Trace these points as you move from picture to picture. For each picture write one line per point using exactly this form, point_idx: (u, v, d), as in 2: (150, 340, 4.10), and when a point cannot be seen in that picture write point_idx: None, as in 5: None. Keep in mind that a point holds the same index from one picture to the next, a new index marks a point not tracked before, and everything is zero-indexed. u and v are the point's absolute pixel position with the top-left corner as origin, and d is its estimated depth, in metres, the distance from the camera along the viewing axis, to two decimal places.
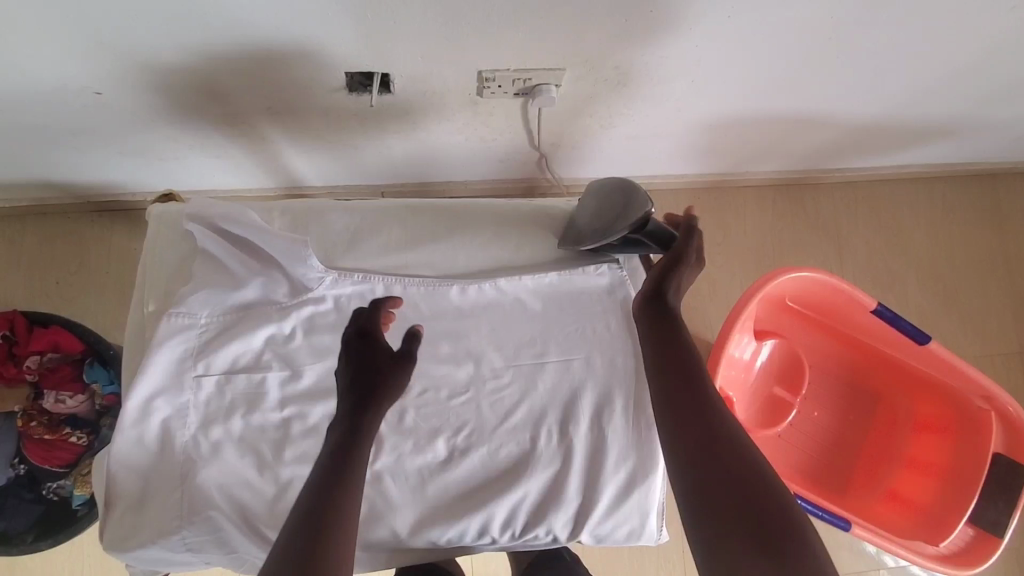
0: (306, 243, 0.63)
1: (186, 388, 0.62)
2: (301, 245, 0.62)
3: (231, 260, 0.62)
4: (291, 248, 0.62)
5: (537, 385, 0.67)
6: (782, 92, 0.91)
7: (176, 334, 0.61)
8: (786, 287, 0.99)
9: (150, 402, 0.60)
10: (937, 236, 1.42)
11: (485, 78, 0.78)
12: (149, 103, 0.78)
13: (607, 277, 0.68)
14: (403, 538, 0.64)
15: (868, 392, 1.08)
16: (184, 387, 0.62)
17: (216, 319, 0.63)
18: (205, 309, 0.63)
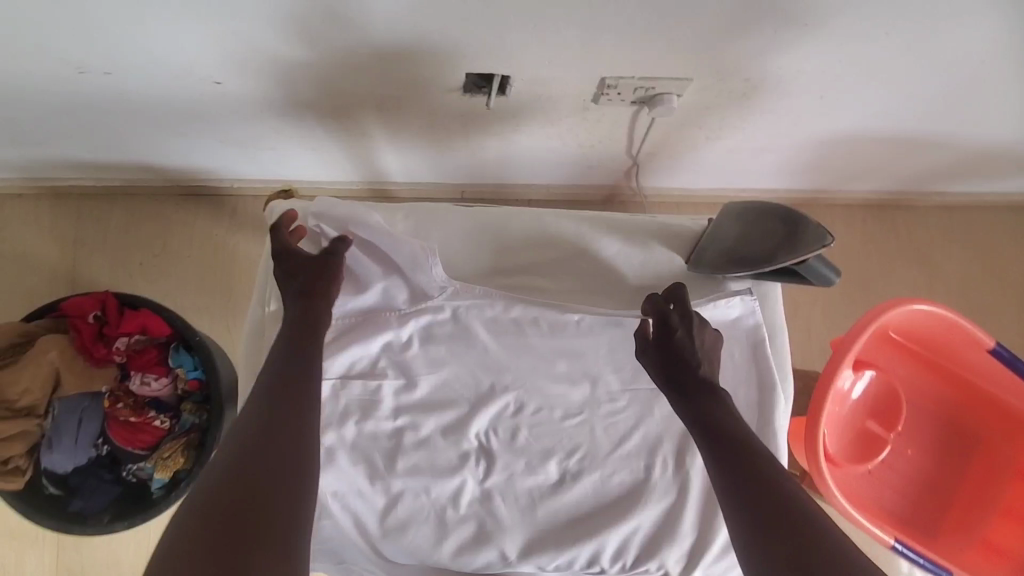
0: (432, 251, 0.61)
1: None
2: (428, 252, 0.60)
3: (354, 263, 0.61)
4: (418, 255, 0.61)
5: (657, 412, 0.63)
6: (908, 114, 0.86)
7: None
8: (894, 319, 0.91)
9: None
10: None
11: (606, 85, 0.75)
12: (262, 92, 0.78)
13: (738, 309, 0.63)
14: (511, 561, 0.62)
15: (965, 431, 1.01)
16: None
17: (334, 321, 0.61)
18: None
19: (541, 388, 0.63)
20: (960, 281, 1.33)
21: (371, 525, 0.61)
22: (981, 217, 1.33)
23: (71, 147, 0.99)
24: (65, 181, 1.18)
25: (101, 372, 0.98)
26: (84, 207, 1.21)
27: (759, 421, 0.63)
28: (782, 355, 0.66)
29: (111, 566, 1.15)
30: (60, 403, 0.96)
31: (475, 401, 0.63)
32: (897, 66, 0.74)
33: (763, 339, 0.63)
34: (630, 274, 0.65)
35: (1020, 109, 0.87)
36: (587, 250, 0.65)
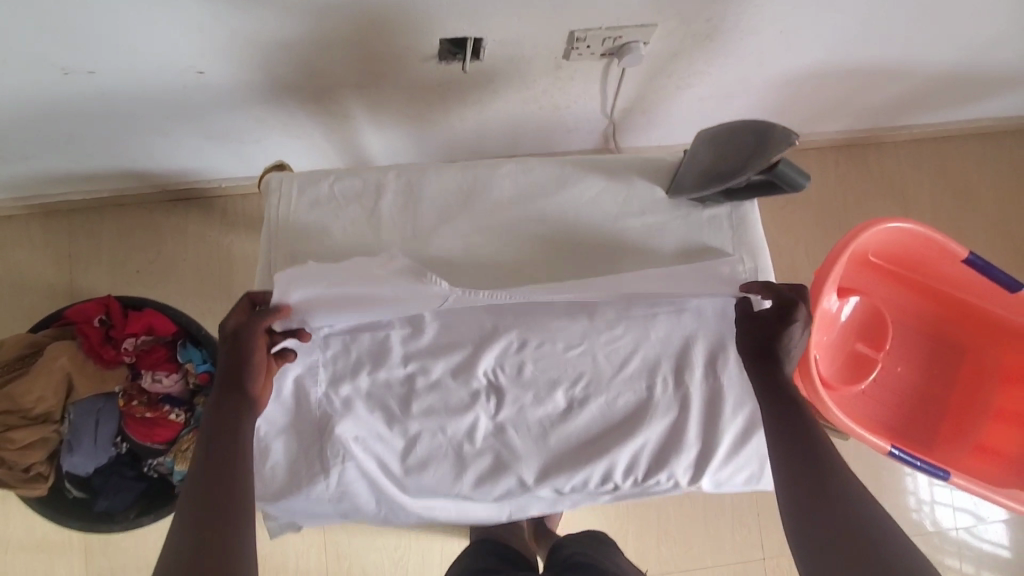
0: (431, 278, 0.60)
1: (316, 347, 0.64)
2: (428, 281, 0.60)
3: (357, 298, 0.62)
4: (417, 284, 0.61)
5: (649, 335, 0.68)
6: (864, 43, 0.90)
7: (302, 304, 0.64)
8: (872, 242, 0.96)
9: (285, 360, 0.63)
10: (1004, 191, 1.39)
11: (575, 38, 0.79)
12: (245, 79, 0.81)
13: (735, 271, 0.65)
14: (529, 485, 0.66)
15: (952, 346, 1.06)
16: (315, 346, 0.64)
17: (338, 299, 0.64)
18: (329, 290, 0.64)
19: (541, 324, 0.67)
20: (934, 210, 1.38)
21: (394, 465, 0.64)
22: (947, 147, 1.38)
23: (59, 158, 1.01)
24: (54, 197, 1.19)
25: (113, 372, 1.00)
26: (75, 222, 1.22)
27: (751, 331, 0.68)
28: (767, 272, 0.69)
29: (140, 568, 1.17)
30: (77, 406, 0.98)
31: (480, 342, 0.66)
32: None
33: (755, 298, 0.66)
34: (615, 209, 0.69)
35: (969, 29, 0.91)
36: (572, 190, 0.69)
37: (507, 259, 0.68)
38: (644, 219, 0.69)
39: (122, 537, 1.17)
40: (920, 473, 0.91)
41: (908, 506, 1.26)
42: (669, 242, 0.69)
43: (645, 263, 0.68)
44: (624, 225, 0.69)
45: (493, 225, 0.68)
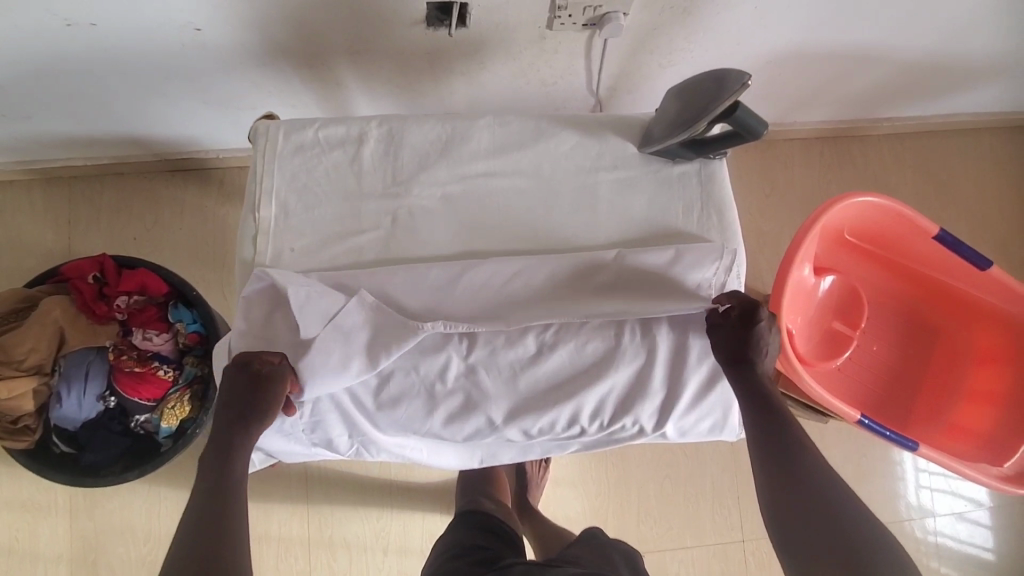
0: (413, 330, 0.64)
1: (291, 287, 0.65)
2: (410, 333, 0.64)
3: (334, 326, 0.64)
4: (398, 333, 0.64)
5: (630, 282, 0.69)
6: (838, 24, 0.94)
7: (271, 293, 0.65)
8: (846, 218, 0.98)
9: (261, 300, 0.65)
10: (987, 186, 1.41)
11: (557, 7, 0.82)
12: (241, 39, 0.84)
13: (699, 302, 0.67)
14: (498, 425, 0.67)
15: (929, 326, 1.07)
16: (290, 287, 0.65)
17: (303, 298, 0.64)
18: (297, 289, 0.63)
19: (509, 268, 0.68)
20: (917, 202, 1.40)
21: (366, 401, 0.66)
22: (931, 140, 1.41)
23: (62, 118, 1.04)
24: (56, 163, 1.23)
25: (103, 328, 1.01)
26: (76, 189, 1.25)
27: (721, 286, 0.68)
28: (732, 227, 0.71)
29: (124, 531, 1.18)
30: (68, 360, 1.00)
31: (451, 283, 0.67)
32: None
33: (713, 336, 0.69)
34: (589, 164, 0.72)
35: (941, 12, 0.95)
36: (547, 144, 0.72)
37: (482, 206, 0.70)
38: (616, 173, 0.72)
39: (108, 498, 1.19)
40: (890, 443, 0.92)
41: (890, 493, 1.26)
42: (640, 197, 0.71)
43: (617, 215, 0.71)
44: (596, 178, 0.72)
45: (470, 174, 0.70)
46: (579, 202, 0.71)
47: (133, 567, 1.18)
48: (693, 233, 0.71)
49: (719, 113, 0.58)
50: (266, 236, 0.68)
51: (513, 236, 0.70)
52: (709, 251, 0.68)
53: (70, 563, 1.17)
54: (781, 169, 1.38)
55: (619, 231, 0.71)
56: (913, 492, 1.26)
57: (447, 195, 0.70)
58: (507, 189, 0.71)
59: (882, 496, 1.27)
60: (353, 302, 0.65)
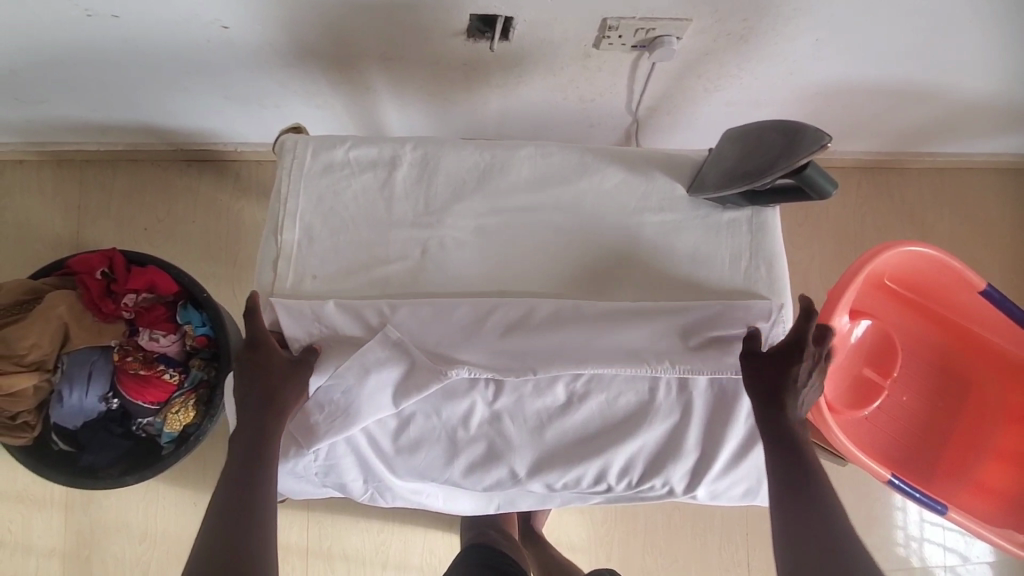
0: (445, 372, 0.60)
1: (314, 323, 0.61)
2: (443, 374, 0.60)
3: (359, 360, 0.60)
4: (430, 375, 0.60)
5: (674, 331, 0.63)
6: (899, 61, 0.88)
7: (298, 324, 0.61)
8: (888, 265, 0.93)
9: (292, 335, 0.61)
10: None
11: (607, 26, 0.77)
12: (269, 39, 0.80)
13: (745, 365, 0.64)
14: (520, 478, 0.64)
15: (959, 378, 1.03)
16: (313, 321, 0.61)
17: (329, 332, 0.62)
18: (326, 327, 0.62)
19: (541, 314, 0.64)
20: (954, 242, 1.35)
21: (384, 444, 0.62)
22: (979, 178, 1.34)
23: (77, 105, 1.00)
24: (68, 146, 1.19)
25: (110, 327, 0.98)
26: (87, 174, 1.21)
27: (772, 329, 0.65)
28: (782, 282, 0.67)
29: (119, 529, 1.16)
30: (70, 357, 0.97)
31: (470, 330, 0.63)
32: (888, 7, 0.76)
33: None
34: (634, 203, 0.67)
35: (1011, 55, 0.89)
36: (590, 180, 0.67)
37: (519, 242, 0.66)
38: (662, 217, 0.67)
39: (104, 494, 1.16)
40: (918, 504, 0.89)
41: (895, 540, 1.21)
42: (685, 244, 0.67)
43: (660, 260, 0.67)
44: (640, 220, 0.67)
45: (506, 207, 0.66)
46: (620, 243, 0.67)
47: (127, 566, 1.15)
48: (739, 286, 0.67)
49: (787, 174, 0.54)
50: (287, 261, 0.64)
51: (549, 276, 0.66)
52: (755, 304, 0.65)
53: (63, 557, 1.15)
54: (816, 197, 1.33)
55: (660, 279, 0.67)
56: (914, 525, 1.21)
57: (480, 227, 0.66)
58: (545, 225, 0.66)
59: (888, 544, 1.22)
60: (376, 338, 0.61)
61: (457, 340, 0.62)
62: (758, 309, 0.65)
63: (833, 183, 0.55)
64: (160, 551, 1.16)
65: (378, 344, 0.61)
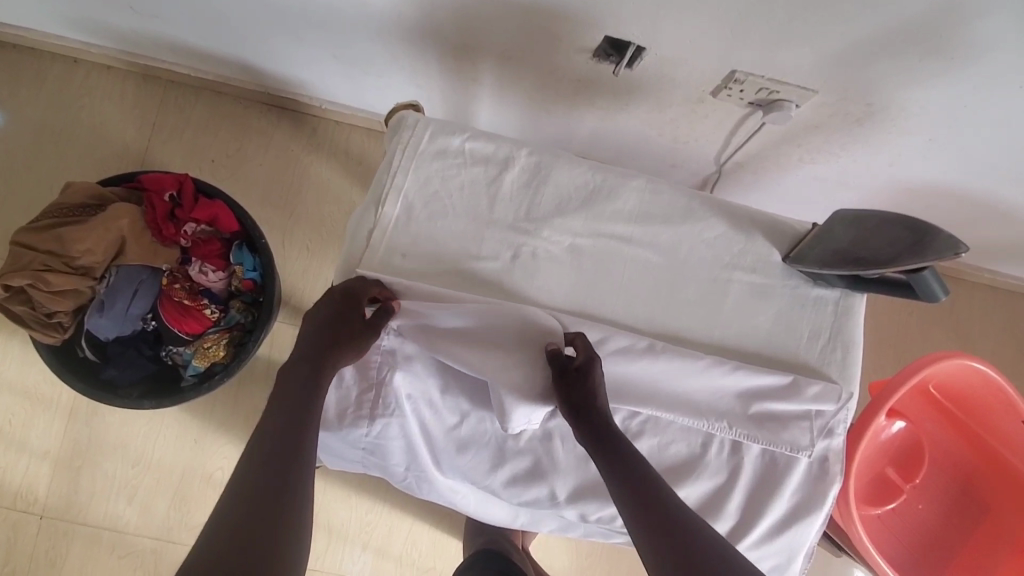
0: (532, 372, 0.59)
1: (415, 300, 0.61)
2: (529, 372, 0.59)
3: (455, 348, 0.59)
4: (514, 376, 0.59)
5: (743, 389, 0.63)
6: (1002, 178, 0.88)
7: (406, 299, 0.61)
8: (939, 373, 0.93)
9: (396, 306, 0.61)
10: None
11: (734, 78, 0.77)
12: (399, 12, 0.80)
13: (803, 444, 0.64)
14: (558, 501, 0.63)
15: (979, 501, 1.01)
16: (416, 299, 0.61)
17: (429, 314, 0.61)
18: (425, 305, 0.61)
19: (613, 350, 0.63)
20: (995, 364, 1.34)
21: (436, 436, 0.62)
22: None
23: (187, 28, 1.01)
24: (159, 63, 1.19)
25: (166, 251, 0.99)
26: (169, 94, 1.22)
27: (836, 413, 0.65)
28: (854, 370, 0.67)
29: (115, 447, 1.15)
30: (119, 271, 0.97)
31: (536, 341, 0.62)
32: (1011, 127, 0.76)
33: (807, 471, 0.64)
34: (728, 258, 0.67)
35: None
36: (692, 226, 0.67)
37: (609, 269, 0.66)
38: (751, 279, 0.67)
39: (109, 410, 1.15)
40: None
41: None
42: (768, 310, 0.67)
43: (741, 319, 0.67)
44: (729, 276, 0.67)
45: (604, 232, 0.66)
46: (704, 295, 0.67)
47: (115, 486, 1.15)
48: (812, 363, 0.67)
49: (900, 270, 0.55)
50: (382, 234, 0.64)
51: (630, 311, 0.66)
52: (825, 385, 0.65)
53: (55, 462, 1.14)
54: None
55: (737, 338, 0.67)
56: None
57: (574, 245, 0.66)
58: (637, 260, 0.67)
59: None
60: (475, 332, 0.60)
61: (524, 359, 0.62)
62: (827, 392, 0.64)
63: (945, 291, 0.56)
64: (149, 479, 1.15)
65: (466, 338, 0.60)
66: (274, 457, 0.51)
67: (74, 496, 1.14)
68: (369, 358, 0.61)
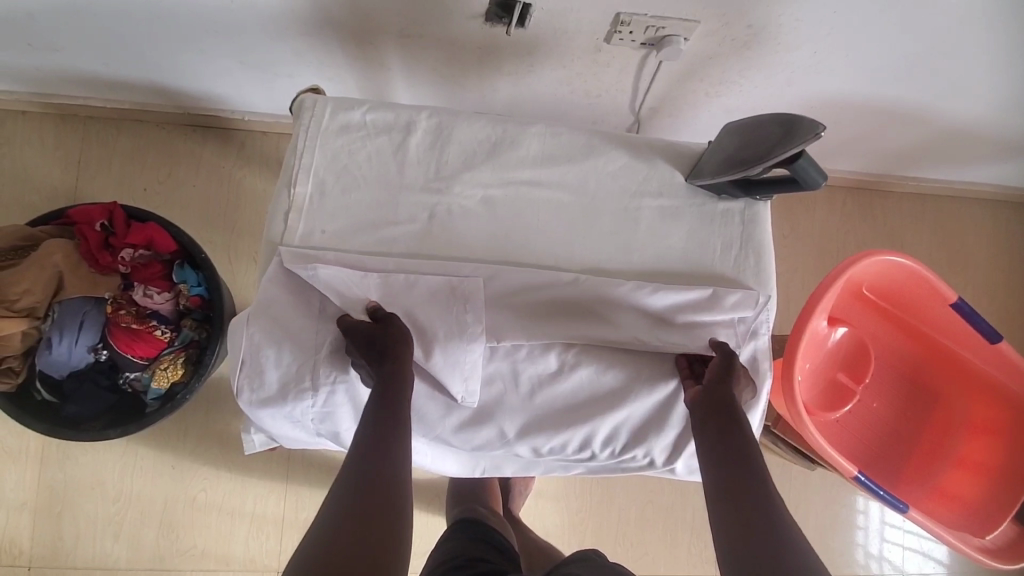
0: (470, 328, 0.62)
1: (331, 270, 0.62)
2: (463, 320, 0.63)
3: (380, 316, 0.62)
4: (452, 331, 0.63)
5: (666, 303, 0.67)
6: (890, 79, 0.93)
7: (325, 269, 0.62)
8: (867, 274, 0.97)
9: (314, 272, 0.61)
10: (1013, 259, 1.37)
11: (620, 21, 0.81)
12: (293, 6, 0.83)
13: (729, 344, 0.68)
14: (509, 439, 0.66)
15: (926, 389, 1.06)
16: (332, 269, 0.62)
17: (347, 282, 0.62)
18: (339, 274, 0.62)
19: (538, 291, 0.66)
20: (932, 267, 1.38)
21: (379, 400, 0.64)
22: (962, 206, 1.37)
23: (92, 58, 1.02)
24: (72, 101, 1.18)
25: (105, 280, 0.99)
26: (91, 130, 1.21)
27: (756, 314, 0.68)
28: (768, 271, 0.71)
29: (93, 486, 1.15)
30: (62, 306, 0.97)
31: (457, 291, 0.64)
32: (879, 27, 0.81)
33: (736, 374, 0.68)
34: (636, 186, 0.71)
35: (988, 85, 0.95)
36: (596, 160, 0.71)
37: (524, 215, 0.69)
38: (660, 202, 0.71)
39: (81, 452, 1.15)
40: (881, 502, 0.92)
41: (849, 545, 1.23)
42: (681, 228, 0.71)
43: (657, 242, 0.70)
44: (640, 204, 0.71)
45: (513, 180, 0.69)
46: (619, 225, 0.70)
47: (99, 526, 1.14)
48: (729, 272, 0.70)
49: (782, 161, 0.58)
50: (298, 214, 0.66)
51: (551, 250, 0.69)
52: (745, 292, 0.68)
53: (34, 512, 1.13)
54: (804, 212, 1.34)
55: (656, 261, 0.70)
56: (875, 540, 1.24)
57: (487, 197, 0.69)
58: (549, 202, 0.70)
59: (844, 546, 1.23)
60: (399, 292, 0.63)
61: (452, 313, 0.63)
62: (745, 299, 0.68)
63: (825, 175, 0.59)
64: (134, 512, 1.15)
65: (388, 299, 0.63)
66: (373, 455, 0.53)
67: (59, 543, 1.13)
68: (300, 334, 0.62)
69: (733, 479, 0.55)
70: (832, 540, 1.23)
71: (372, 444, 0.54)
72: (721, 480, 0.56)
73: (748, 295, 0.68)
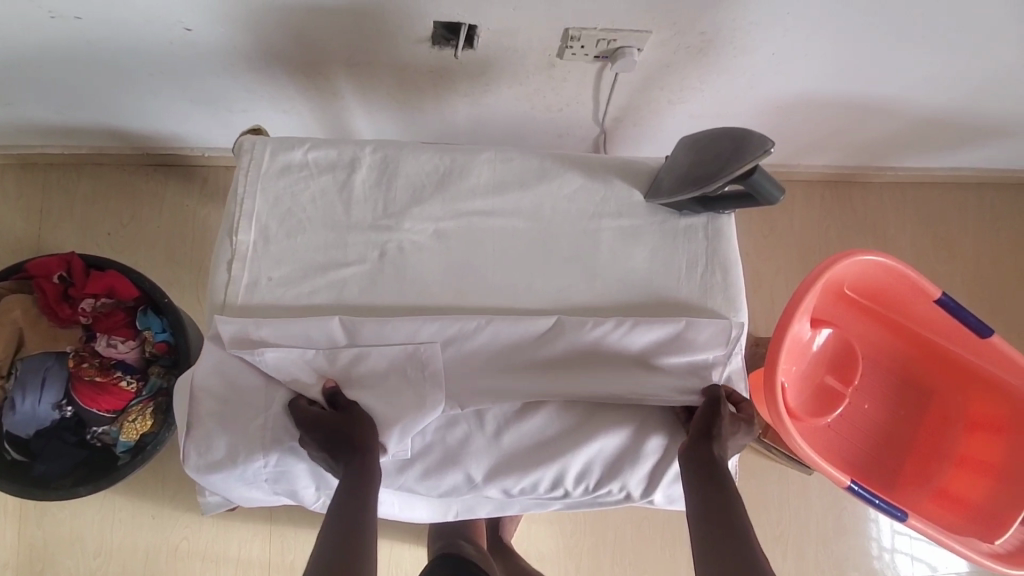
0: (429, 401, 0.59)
1: (280, 352, 0.60)
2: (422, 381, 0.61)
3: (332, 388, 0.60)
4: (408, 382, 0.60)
5: (631, 331, 0.64)
6: (853, 74, 0.91)
7: (273, 356, 0.59)
8: (846, 274, 0.95)
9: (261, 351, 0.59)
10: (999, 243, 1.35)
11: (570, 36, 0.79)
12: (235, 42, 0.80)
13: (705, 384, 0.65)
14: (476, 483, 0.63)
15: (919, 387, 1.04)
16: (281, 351, 0.60)
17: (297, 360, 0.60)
18: (286, 359, 0.60)
19: (496, 326, 0.63)
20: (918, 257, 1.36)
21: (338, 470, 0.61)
22: (943, 193, 1.34)
23: (41, 106, 0.99)
24: (30, 148, 1.16)
25: (66, 333, 0.96)
26: (51, 177, 1.19)
27: (729, 351, 0.65)
28: (736, 287, 0.68)
29: (73, 541, 1.12)
30: (24, 363, 0.94)
31: (413, 358, 0.61)
32: (834, 23, 0.79)
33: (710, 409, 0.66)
34: (593, 207, 0.69)
35: (953, 73, 0.93)
36: (550, 184, 0.69)
37: (479, 246, 0.67)
38: (619, 223, 0.69)
39: (59, 506, 1.12)
40: (880, 511, 0.89)
41: (855, 549, 1.20)
42: (643, 248, 0.68)
43: (618, 263, 0.68)
44: (598, 225, 0.69)
45: (465, 211, 0.67)
46: (578, 249, 0.68)
47: None
48: (695, 290, 0.68)
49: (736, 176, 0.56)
50: (242, 263, 0.63)
51: (509, 280, 0.67)
52: (718, 326, 0.65)
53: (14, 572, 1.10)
54: (782, 210, 1.32)
55: (618, 285, 0.67)
56: (886, 535, 1.21)
57: (439, 231, 0.66)
58: (504, 229, 0.67)
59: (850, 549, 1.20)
60: (353, 354, 0.61)
61: (408, 382, 0.61)
62: (717, 334, 0.65)
63: (781, 188, 0.57)
64: (116, 564, 1.12)
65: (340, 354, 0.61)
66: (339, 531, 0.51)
67: None
68: (250, 390, 0.60)
69: (715, 530, 0.53)
70: (837, 544, 1.19)
71: (338, 518, 0.52)
72: (704, 529, 0.54)
73: (724, 329, 0.64)
